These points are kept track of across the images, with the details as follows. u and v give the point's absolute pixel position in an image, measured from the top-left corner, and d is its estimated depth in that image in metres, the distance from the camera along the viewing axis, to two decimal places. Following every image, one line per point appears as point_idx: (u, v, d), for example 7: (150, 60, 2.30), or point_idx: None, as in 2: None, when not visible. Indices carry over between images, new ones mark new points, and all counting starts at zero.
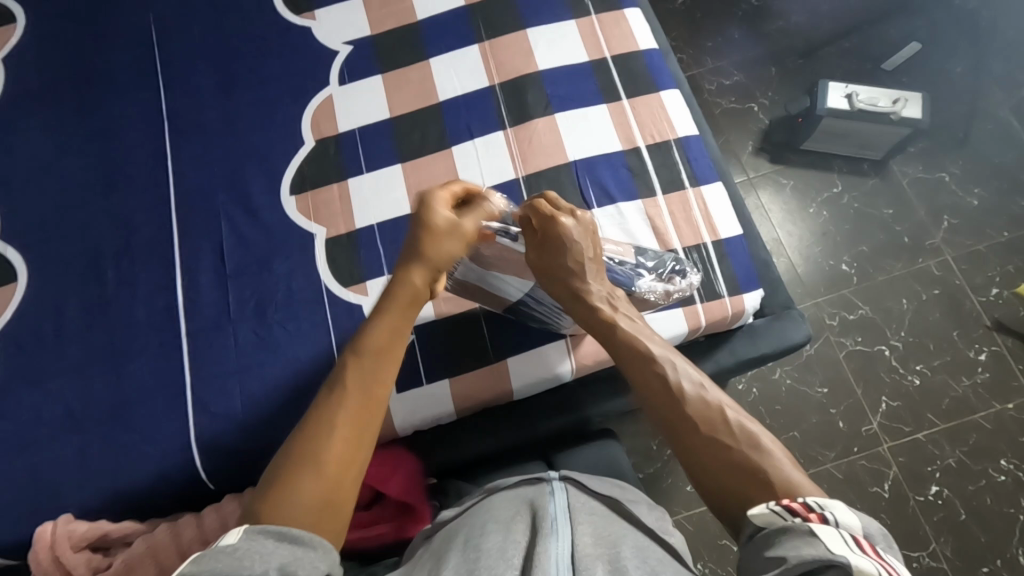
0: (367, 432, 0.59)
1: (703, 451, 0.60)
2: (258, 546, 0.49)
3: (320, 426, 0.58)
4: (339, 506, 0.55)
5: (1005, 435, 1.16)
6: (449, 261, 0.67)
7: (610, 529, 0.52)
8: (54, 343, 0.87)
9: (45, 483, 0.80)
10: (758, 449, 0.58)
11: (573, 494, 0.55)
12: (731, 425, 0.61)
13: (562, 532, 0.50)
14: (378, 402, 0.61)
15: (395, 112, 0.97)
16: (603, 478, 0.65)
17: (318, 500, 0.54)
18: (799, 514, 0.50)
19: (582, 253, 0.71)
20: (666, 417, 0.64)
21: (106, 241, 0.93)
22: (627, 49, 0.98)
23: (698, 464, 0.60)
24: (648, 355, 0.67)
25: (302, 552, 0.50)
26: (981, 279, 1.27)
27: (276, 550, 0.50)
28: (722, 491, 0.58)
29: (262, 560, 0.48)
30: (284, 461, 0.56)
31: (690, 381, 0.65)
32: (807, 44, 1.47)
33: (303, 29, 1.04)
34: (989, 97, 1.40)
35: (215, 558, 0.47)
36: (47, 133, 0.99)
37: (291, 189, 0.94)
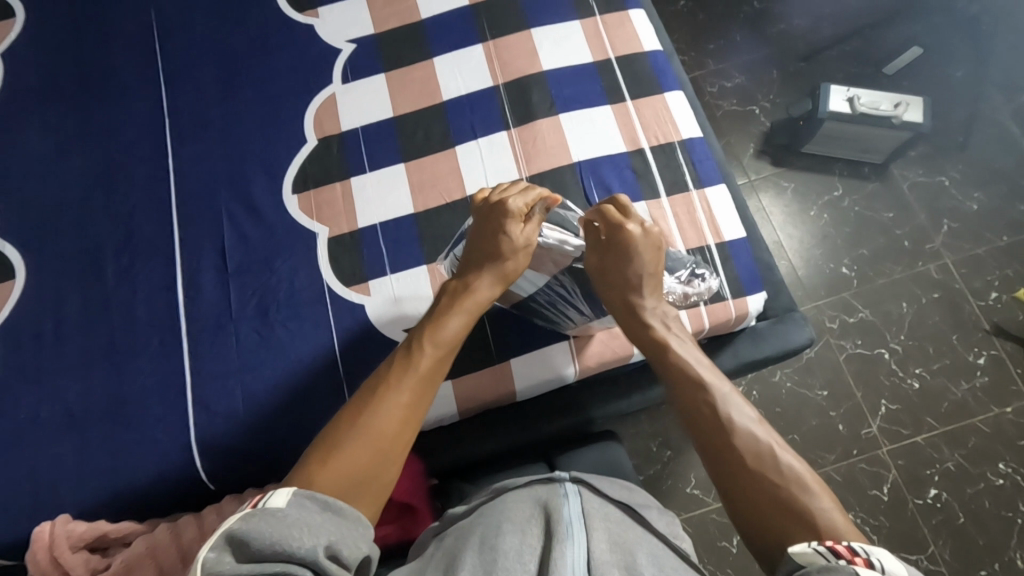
0: (418, 411, 0.63)
1: (746, 475, 0.59)
2: (307, 515, 0.49)
3: (376, 394, 0.62)
4: (380, 479, 0.57)
5: (1003, 439, 1.17)
6: (507, 254, 0.72)
7: (625, 534, 0.51)
8: (52, 341, 0.87)
9: (42, 483, 0.80)
10: (804, 488, 0.56)
11: (587, 498, 0.54)
12: (781, 464, 0.59)
13: (577, 537, 0.49)
14: (432, 382, 0.66)
15: (399, 111, 0.97)
16: (612, 479, 0.65)
17: (363, 469, 0.56)
18: (843, 556, 0.45)
19: (644, 270, 0.74)
20: (714, 438, 0.63)
21: (106, 239, 0.92)
22: (632, 50, 0.98)
23: (736, 487, 0.59)
24: (697, 380, 0.68)
25: (346, 528, 0.50)
26: (980, 283, 1.27)
27: (323, 522, 0.50)
28: (758, 520, 0.56)
29: (311, 533, 0.48)
30: (337, 425, 0.59)
31: (748, 416, 0.64)
32: (809, 47, 1.47)
33: (307, 26, 1.03)
34: (989, 102, 1.41)
35: (264, 520, 0.47)
36: (47, 129, 0.99)
37: (294, 188, 0.93)
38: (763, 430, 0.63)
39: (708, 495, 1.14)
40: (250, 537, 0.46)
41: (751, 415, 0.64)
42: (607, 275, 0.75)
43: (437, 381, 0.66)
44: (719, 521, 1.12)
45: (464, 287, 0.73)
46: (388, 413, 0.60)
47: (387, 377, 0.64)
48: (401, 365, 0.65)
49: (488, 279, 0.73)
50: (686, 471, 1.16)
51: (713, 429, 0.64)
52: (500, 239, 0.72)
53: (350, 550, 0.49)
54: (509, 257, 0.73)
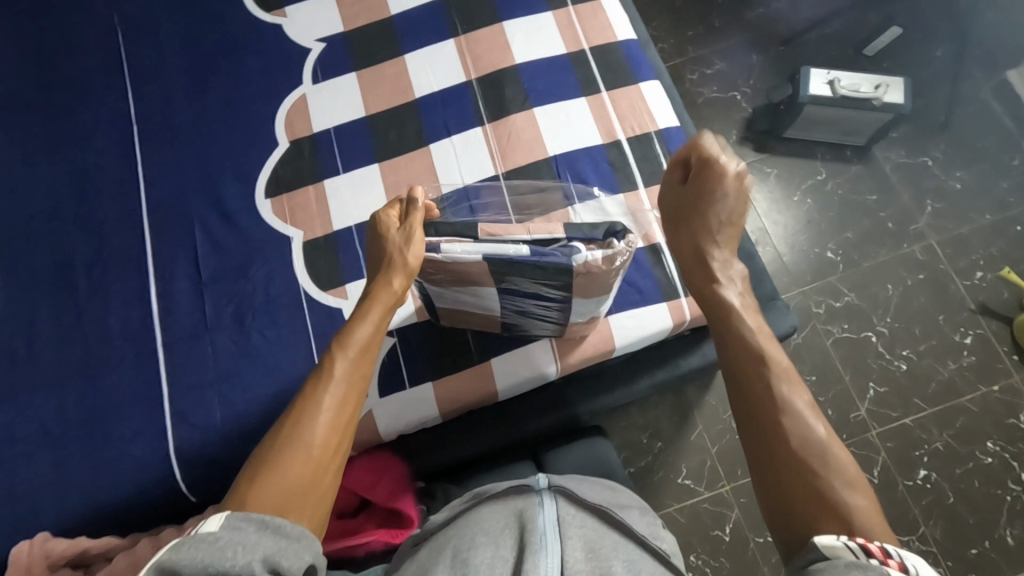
0: (349, 413, 0.56)
1: (783, 452, 0.50)
2: (239, 535, 0.44)
3: (298, 405, 0.55)
4: (316, 490, 0.51)
5: (991, 417, 1.17)
6: (417, 258, 0.65)
7: (603, 541, 0.51)
8: (26, 356, 0.85)
9: (21, 502, 0.79)
10: (846, 488, 0.48)
11: (560, 505, 0.54)
12: (829, 456, 0.49)
13: (551, 548, 0.48)
14: (357, 383, 0.58)
15: (371, 110, 0.95)
16: (592, 481, 0.66)
17: (296, 483, 0.50)
18: (874, 555, 0.41)
19: (722, 213, 0.64)
20: (757, 410, 0.52)
21: (78, 251, 0.90)
22: (605, 39, 0.97)
23: (770, 470, 0.50)
24: (753, 347, 0.55)
25: (285, 542, 0.45)
26: (965, 263, 1.27)
27: (261, 541, 0.44)
28: (783, 505, 0.49)
29: (246, 550, 0.42)
30: (264, 447, 0.52)
31: (802, 399, 0.52)
32: (788, 31, 1.46)
33: (274, 27, 1.01)
34: (970, 81, 1.40)
35: (196, 547, 0.42)
36: (13, 141, 0.97)
37: (266, 192, 0.92)
38: (817, 417, 0.51)
39: (700, 485, 1.14)
40: (181, 566, 0.40)
41: (805, 399, 0.52)
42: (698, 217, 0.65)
43: (364, 378, 0.59)
44: (711, 511, 1.12)
45: (371, 292, 0.65)
46: (312, 427, 0.53)
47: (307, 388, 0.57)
48: (320, 370, 0.57)
49: (386, 276, 0.65)
50: (678, 462, 1.16)
51: (757, 399, 0.53)
52: (387, 243, 0.66)
53: (292, 561, 0.44)
54: (401, 250, 0.65)
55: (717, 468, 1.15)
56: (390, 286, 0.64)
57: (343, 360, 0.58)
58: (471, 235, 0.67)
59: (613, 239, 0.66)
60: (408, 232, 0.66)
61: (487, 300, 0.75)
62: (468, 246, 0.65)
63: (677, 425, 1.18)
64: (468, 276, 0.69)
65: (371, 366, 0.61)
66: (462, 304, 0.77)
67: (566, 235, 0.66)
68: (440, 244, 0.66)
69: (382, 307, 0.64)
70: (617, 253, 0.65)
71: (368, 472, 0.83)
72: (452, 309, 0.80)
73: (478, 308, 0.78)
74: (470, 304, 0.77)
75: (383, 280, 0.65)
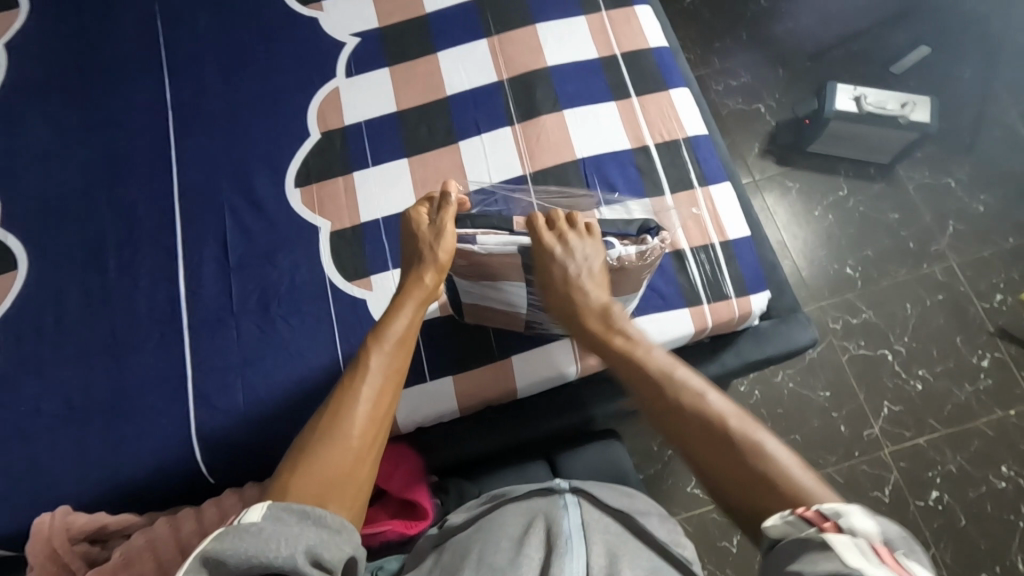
0: (386, 405, 0.58)
1: (728, 464, 0.53)
2: (283, 527, 0.45)
3: (336, 397, 0.57)
4: (352, 480, 0.52)
5: (1007, 442, 1.16)
6: (450, 255, 0.69)
7: (623, 546, 0.52)
8: (53, 332, 0.87)
9: (42, 474, 0.80)
10: (790, 475, 0.50)
11: (584, 510, 0.55)
12: (764, 448, 0.53)
13: (576, 549, 0.49)
14: (393, 375, 0.61)
15: (402, 106, 0.96)
16: (612, 487, 0.66)
17: (336, 471, 0.51)
18: (812, 523, 0.43)
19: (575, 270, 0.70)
20: (695, 432, 0.56)
21: (109, 231, 0.92)
22: (637, 46, 0.97)
23: (720, 484, 0.53)
24: (647, 371, 0.63)
25: (326, 534, 0.46)
26: (985, 285, 1.27)
27: (304, 532, 0.45)
28: (732, 497, 0.52)
29: (289, 543, 0.44)
30: (305, 437, 0.54)
31: (713, 399, 0.58)
32: (814, 46, 1.46)
33: (311, 20, 1.03)
34: (997, 103, 1.40)
35: (241, 537, 0.43)
36: (50, 121, 0.98)
37: (296, 182, 0.93)
38: (720, 401, 0.58)
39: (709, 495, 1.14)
40: (228, 556, 0.42)
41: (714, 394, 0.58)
42: (550, 285, 0.71)
43: (399, 369, 0.61)
44: (720, 521, 1.12)
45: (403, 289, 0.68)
46: (349, 418, 0.55)
47: (344, 380, 0.59)
48: (357, 364, 0.60)
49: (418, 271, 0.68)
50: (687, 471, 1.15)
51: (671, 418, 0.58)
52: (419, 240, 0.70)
53: (334, 553, 0.46)
54: (432, 246, 0.69)
55: None
56: (425, 282, 0.68)
57: (378, 354, 0.61)
58: (506, 227, 0.73)
59: (646, 236, 0.72)
60: (438, 229, 0.70)
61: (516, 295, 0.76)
62: (503, 238, 0.71)
63: None
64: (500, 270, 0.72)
65: (406, 359, 0.63)
66: (490, 300, 0.78)
67: (600, 230, 0.73)
68: (477, 235, 0.71)
69: (416, 302, 0.67)
70: (650, 249, 0.72)
71: (384, 462, 0.82)
72: (479, 308, 0.81)
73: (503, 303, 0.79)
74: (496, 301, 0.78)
75: (416, 275, 0.69)
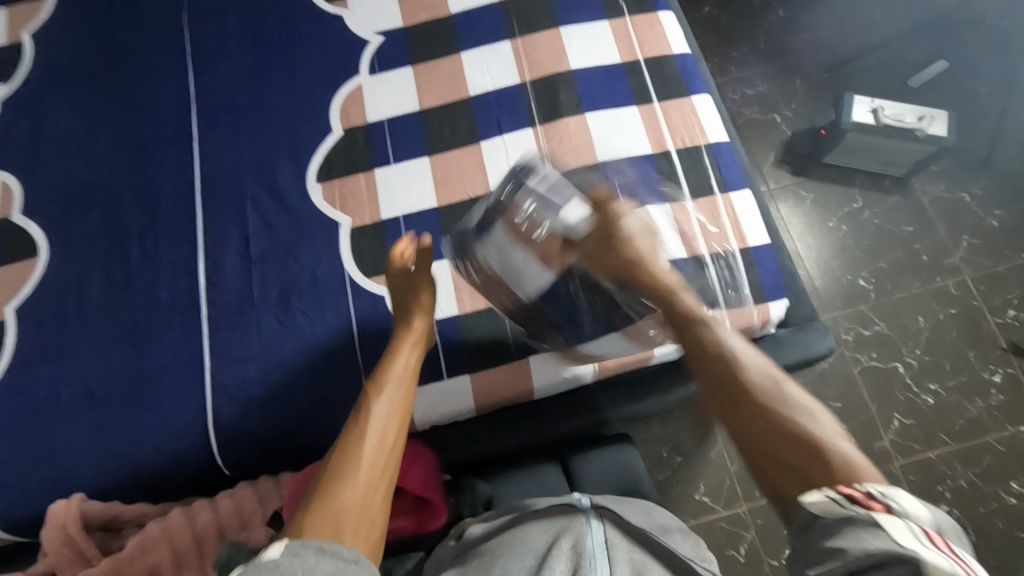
0: (393, 439, 0.58)
1: (754, 422, 0.54)
2: (300, 559, 0.43)
3: (344, 438, 0.58)
4: (368, 513, 0.51)
5: (1018, 458, 1.16)
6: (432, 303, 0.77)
7: (647, 560, 0.55)
8: (73, 319, 0.87)
9: (59, 461, 0.80)
10: (828, 443, 0.51)
11: (607, 527, 0.58)
12: (798, 413, 0.53)
13: (600, 570, 0.53)
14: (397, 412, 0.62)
15: (426, 105, 0.97)
16: (629, 500, 0.67)
17: (353, 506, 0.51)
18: (858, 501, 0.44)
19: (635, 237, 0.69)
20: (719, 394, 0.57)
21: (131, 221, 0.92)
22: (660, 52, 0.98)
23: (750, 451, 0.54)
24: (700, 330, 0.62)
25: (344, 565, 0.44)
26: (999, 300, 1.26)
27: (320, 564, 0.44)
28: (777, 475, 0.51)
29: (306, 574, 0.42)
30: (316, 480, 0.54)
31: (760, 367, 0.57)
32: (833, 58, 1.46)
33: (335, 17, 1.03)
34: (1014, 119, 1.39)
35: (258, 573, 0.42)
36: (75, 110, 0.99)
37: (318, 177, 0.94)
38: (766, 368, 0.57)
39: (717, 503, 1.13)
40: None
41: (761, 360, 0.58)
42: (603, 239, 0.69)
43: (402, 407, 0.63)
44: (728, 529, 1.12)
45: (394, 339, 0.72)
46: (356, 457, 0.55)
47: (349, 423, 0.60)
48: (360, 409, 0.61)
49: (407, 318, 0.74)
50: (696, 478, 1.15)
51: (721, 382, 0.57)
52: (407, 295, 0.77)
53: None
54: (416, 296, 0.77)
55: (736, 486, 1.14)
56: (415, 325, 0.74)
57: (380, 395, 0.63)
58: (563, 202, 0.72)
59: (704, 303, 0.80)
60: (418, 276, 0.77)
61: (544, 269, 0.71)
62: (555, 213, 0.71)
63: (698, 441, 1.17)
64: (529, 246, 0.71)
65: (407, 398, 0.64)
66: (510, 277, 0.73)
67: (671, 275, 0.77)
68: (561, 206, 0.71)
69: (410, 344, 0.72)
70: None
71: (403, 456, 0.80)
72: (492, 282, 0.76)
73: (532, 272, 0.72)
74: (516, 272, 0.72)
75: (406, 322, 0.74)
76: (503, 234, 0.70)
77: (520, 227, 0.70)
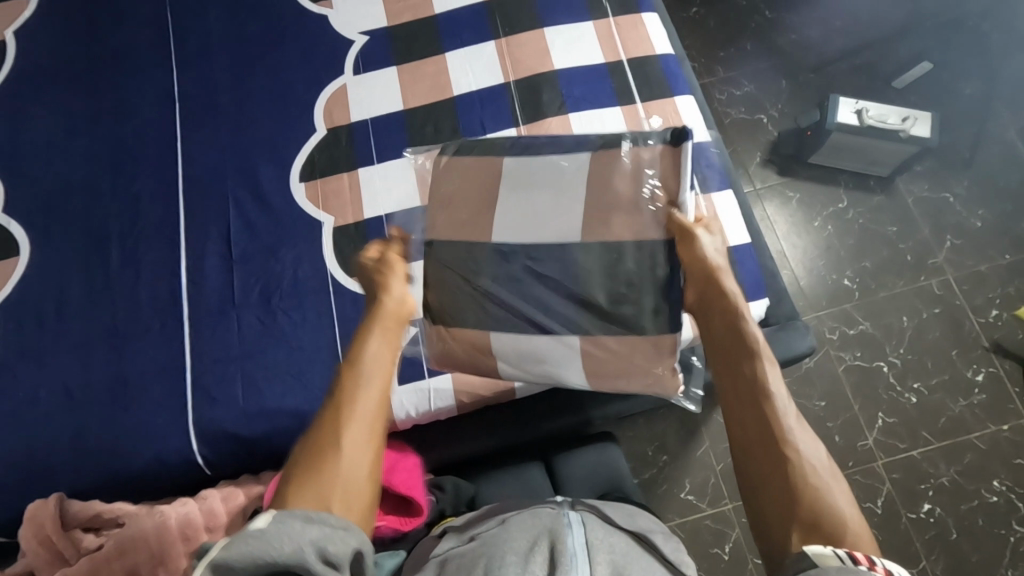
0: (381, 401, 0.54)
1: (768, 450, 0.50)
2: (287, 527, 0.42)
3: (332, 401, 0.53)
4: (351, 487, 0.49)
5: (1000, 456, 1.17)
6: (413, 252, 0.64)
7: (629, 564, 0.51)
8: (54, 320, 0.87)
9: (39, 462, 0.80)
10: (832, 508, 0.47)
11: (587, 527, 0.54)
12: (812, 466, 0.49)
13: (581, 569, 0.49)
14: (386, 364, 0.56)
15: (409, 104, 0.97)
16: (616, 506, 0.67)
17: (337, 480, 0.48)
18: (861, 562, 0.40)
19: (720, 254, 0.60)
20: (743, 427, 0.52)
21: (113, 221, 0.92)
22: (643, 52, 0.98)
23: (755, 499, 0.50)
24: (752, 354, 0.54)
25: (332, 527, 0.44)
26: (981, 300, 1.28)
27: (307, 530, 0.42)
28: (773, 519, 0.49)
29: (292, 538, 0.41)
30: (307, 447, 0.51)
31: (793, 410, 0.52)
32: (818, 59, 1.47)
33: (320, 17, 1.03)
34: (996, 120, 1.41)
35: (245, 543, 0.40)
36: (57, 110, 0.99)
37: (302, 176, 0.94)
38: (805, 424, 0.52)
39: (703, 501, 1.14)
40: (232, 561, 0.39)
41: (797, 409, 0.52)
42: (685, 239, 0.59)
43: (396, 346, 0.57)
44: (713, 528, 1.12)
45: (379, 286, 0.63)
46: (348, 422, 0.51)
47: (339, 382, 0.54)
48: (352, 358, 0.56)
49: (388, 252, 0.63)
50: (682, 478, 1.16)
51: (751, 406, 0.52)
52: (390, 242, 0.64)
53: (339, 545, 0.43)
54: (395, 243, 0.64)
55: (721, 485, 1.15)
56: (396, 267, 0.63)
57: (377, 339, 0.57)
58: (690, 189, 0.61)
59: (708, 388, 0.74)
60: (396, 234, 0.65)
61: (567, 214, 0.62)
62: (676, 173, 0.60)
63: (684, 439, 1.18)
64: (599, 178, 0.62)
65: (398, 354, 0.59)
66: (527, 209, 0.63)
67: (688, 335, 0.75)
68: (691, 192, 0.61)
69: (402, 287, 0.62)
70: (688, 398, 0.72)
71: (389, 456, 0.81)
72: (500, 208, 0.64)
73: (560, 216, 0.63)
74: (532, 212, 0.63)
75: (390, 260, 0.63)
76: (585, 166, 0.63)
77: (611, 171, 0.62)
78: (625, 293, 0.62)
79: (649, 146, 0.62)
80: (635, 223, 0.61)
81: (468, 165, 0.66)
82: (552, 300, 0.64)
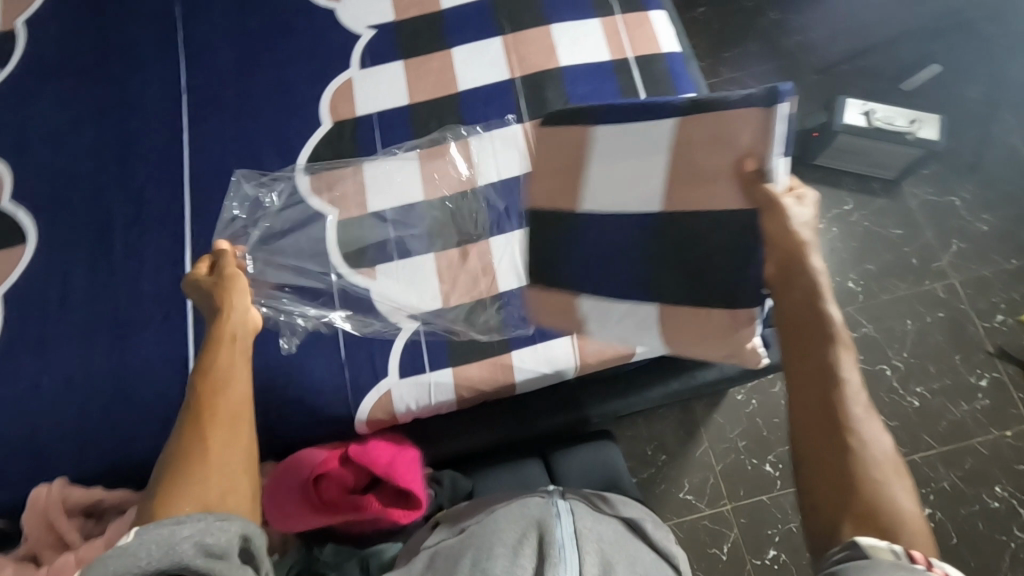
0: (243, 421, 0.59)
1: (828, 436, 0.52)
2: (162, 531, 0.46)
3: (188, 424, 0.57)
4: (229, 486, 0.53)
5: (1001, 462, 1.16)
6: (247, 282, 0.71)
7: (616, 554, 0.53)
8: (59, 308, 0.88)
9: (42, 447, 0.81)
10: (892, 505, 0.49)
11: (576, 518, 0.55)
12: (875, 458, 0.51)
13: (570, 560, 0.50)
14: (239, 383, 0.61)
15: (414, 99, 0.97)
16: (607, 495, 0.67)
17: (214, 485, 0.52)
18: (917, 559, 0.43)
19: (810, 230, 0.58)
20: (806, 414, 0.54)
21: (118, 211, 0.93)
22: (650, 50, 0.98)
23: (807, 483, 0.53)
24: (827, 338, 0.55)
25: (213, 523, 0.48)
26: (985, 305, 1.27)
27: (183, 530, 0.47)
28: (823, 502, 0.51)
29: (170, 545, 0.45)
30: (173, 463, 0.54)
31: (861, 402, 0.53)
32: (826, 60, 1.47)
33: (327, 11, 1.03)
34: (1005, 124, 1.40)
35: (118, 560, 0.44)
36: (64, 100, 0.99)
37: (306, 170, 0.94)
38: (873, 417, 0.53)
39: (701, 501, 1.14)
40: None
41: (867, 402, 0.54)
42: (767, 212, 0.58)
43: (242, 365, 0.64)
44: (710, 528, 1.12)
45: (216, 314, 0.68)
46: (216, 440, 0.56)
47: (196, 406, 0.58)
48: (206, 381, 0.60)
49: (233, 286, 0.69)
50: (680, 477, 1.16)
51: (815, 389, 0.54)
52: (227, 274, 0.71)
53: (219, 536, 0.47)
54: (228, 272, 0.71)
55: (719, 485, 1.15)
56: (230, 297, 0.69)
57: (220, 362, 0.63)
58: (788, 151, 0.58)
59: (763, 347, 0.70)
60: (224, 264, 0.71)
61: (646, 179, 0.65)
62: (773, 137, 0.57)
63: (683, 439, 1.18)
64: (685, 141, 0.61)
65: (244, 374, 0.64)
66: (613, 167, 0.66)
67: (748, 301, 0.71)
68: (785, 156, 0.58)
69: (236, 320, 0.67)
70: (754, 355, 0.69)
71: (387, 448, 0.80)
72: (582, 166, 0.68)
73: (642, 180, 0.65)
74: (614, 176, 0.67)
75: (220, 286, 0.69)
76: (668, 133, 0.62)
77: (693, 140, 0.61)
78: (700, 268, 0.64)
79: (737, 107, 0.58)
80: (716, 189, 0.61)
81: (556, 132, 0.70)
82: (631, 268, 0.68)
